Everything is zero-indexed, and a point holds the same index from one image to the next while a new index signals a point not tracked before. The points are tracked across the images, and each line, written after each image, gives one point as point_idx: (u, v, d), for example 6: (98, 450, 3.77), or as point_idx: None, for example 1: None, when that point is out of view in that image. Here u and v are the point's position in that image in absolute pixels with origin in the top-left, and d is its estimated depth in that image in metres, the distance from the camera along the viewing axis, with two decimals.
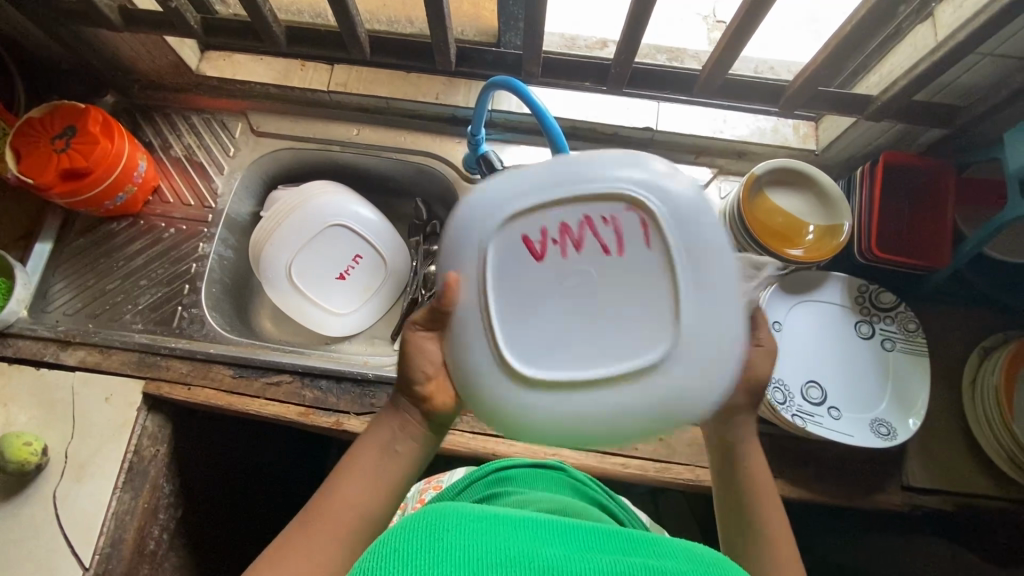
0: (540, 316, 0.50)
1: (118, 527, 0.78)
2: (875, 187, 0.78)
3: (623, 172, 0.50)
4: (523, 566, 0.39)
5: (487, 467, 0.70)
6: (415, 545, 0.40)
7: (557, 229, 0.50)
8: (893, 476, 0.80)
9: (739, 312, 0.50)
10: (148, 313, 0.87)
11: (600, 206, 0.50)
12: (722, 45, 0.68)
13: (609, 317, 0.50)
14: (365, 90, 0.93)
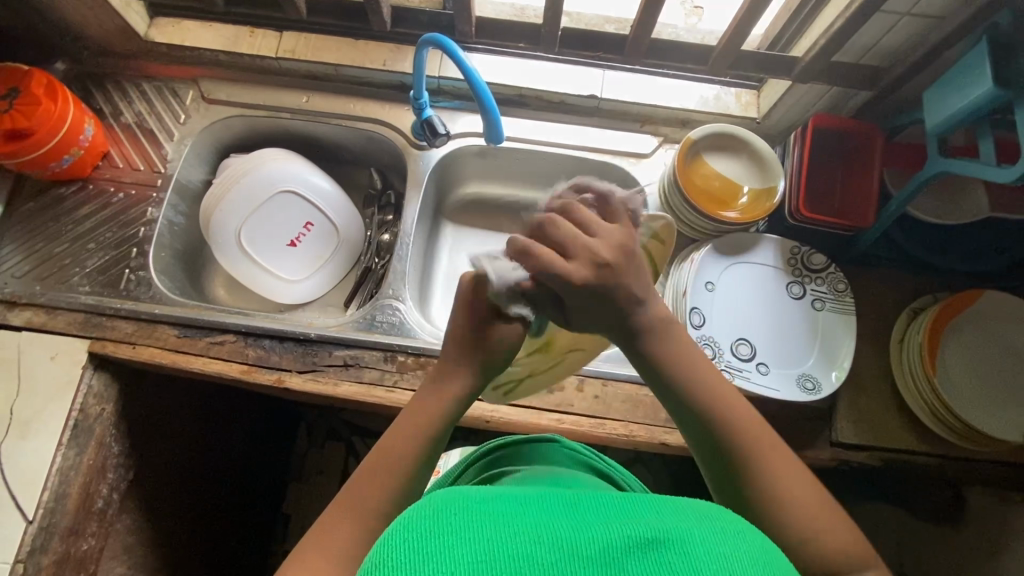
0: None
1: (62, 482, 0.79)
2: (805, 148, 0.79)
3: None
4: (536, 547, 0.35)
5: (483, 448, 0.73)
6: (418, 533, 0.35)
7: None
8: (822, 432, 0.82)
9: None
10: (95, 276, 0.88)
11: None
12: (643, 6, 0.69)
13: None
14: (313, 57, 0.94)
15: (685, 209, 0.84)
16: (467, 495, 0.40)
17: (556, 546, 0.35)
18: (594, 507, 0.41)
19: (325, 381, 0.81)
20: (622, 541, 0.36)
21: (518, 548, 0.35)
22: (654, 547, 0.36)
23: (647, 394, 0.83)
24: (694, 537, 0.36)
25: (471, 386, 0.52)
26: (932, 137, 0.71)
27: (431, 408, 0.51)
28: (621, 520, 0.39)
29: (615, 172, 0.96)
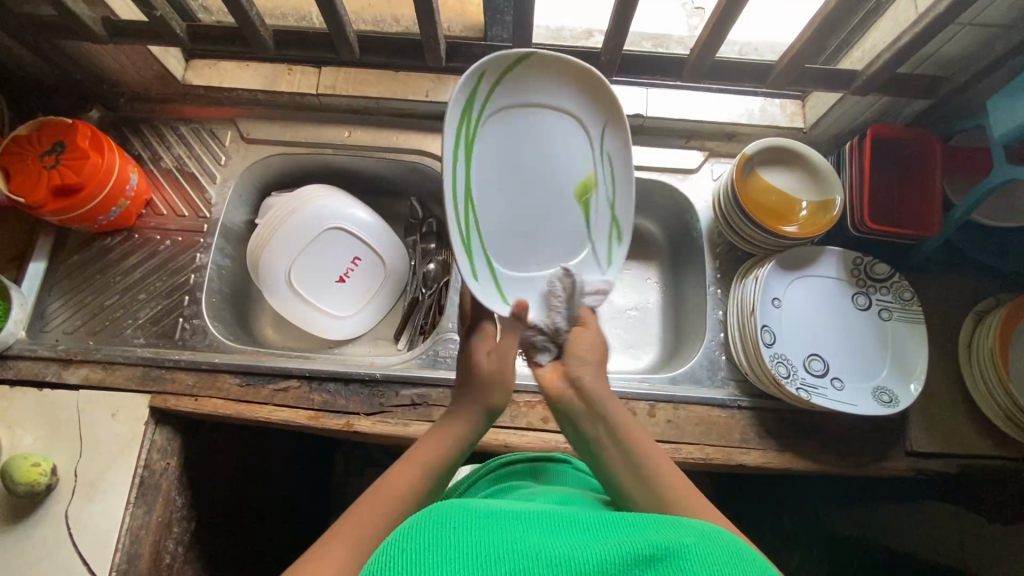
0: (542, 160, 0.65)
1: (133, 543, 0.78)
2: (864, 160, 0.79)
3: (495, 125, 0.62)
4: (532, 561, 0.38)
5: (493, 462, 0.71)
6: (428, 543, 0.39)
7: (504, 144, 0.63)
8: (896, 443, 0.82)
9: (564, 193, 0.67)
10: (149, 327, 0.87)
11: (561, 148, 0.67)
12: (709, 29, 0.69)
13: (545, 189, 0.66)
14: (354, 92, 0.93)
15: (744, 226, 0.83)
16: (460, 514, 0.43)
17: (548, 563, 0.38)
18: (582, 527, 0.43)
19: (394, 422, 0.80)
20: (615, 557, 0.38)
21: (518, 561, 0.38)
22: (653, 567, 0.37)
23: (719, 415, 0.82)
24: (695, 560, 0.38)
25: (489, 412, 0.62)
26: (994, 144, 0.71)
27: (456, 429, 0.60)
28: (612, 536, 0.41)
29: (663, 189, 0.96)
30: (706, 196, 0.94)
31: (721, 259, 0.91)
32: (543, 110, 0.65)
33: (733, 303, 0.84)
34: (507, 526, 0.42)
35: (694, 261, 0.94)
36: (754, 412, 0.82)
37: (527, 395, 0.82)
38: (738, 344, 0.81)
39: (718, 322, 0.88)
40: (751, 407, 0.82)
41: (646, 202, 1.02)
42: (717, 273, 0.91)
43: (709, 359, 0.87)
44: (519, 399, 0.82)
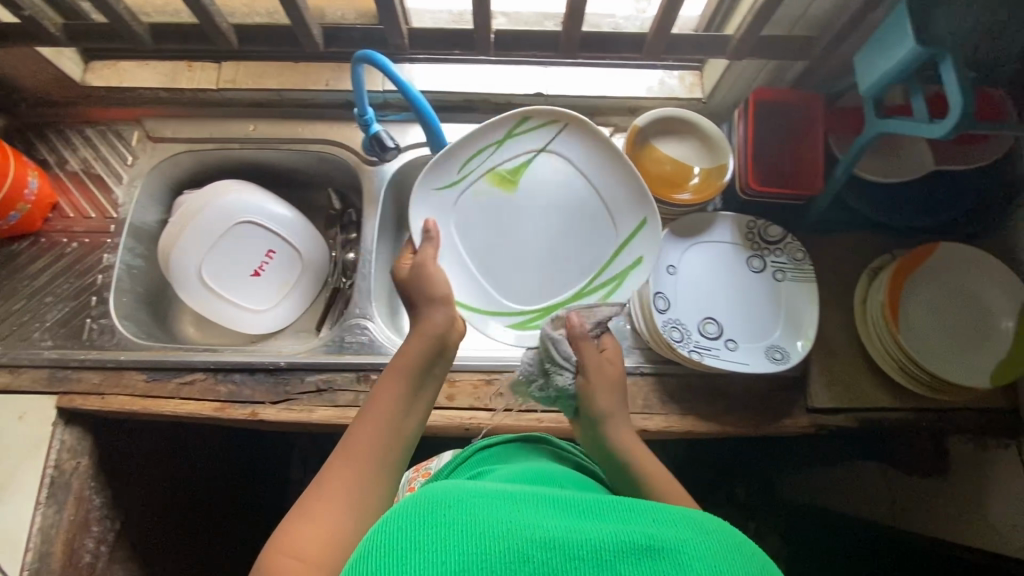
0: (524, 274, 0.77)
1: (44, 541, 0.78)
2: (749, 123, 0.80)
3: (538, 155, 0.76)
4: (528, 540, 0.40)
5: (472, 446, 0.75)
6: (426, 521, 0.42)
7: (508, 163, 0.76)
8: (796, 400, 0.83)
9: (534, 232, 0.77)
10: (56, 329, 0.87)
11: (558, 181, 0.76)
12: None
13: (512, 224, 0.77)
14: (254, 85, 0.93)
15: None
16: (468, 498, 0.45)
17: (542, 544, 0.40)
18: (579, 513, 0.45)
19: (299, 408, 0.81)
20: (613, 544, 0.40)
21: (513, 540, 0.40)
22: (646, 553, 0.40)
23: None
24: (688, 550, 0.41)
25: (445, 333, 0.65)
26: (868, 100, 0.72)
27: (411, 351, 0.63)
28: (603, 522, 0.44)
29: None
30: None
31: None
32: (548, 175, 0.76)
33: None
34: (508, 508, 0.44)
35: None
36: (658, 378, 0.84)
37: None
38: (638, 312, 0.83)
39: None
40: (653, 373, 0.84)
41: None
42: None
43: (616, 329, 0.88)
44: None
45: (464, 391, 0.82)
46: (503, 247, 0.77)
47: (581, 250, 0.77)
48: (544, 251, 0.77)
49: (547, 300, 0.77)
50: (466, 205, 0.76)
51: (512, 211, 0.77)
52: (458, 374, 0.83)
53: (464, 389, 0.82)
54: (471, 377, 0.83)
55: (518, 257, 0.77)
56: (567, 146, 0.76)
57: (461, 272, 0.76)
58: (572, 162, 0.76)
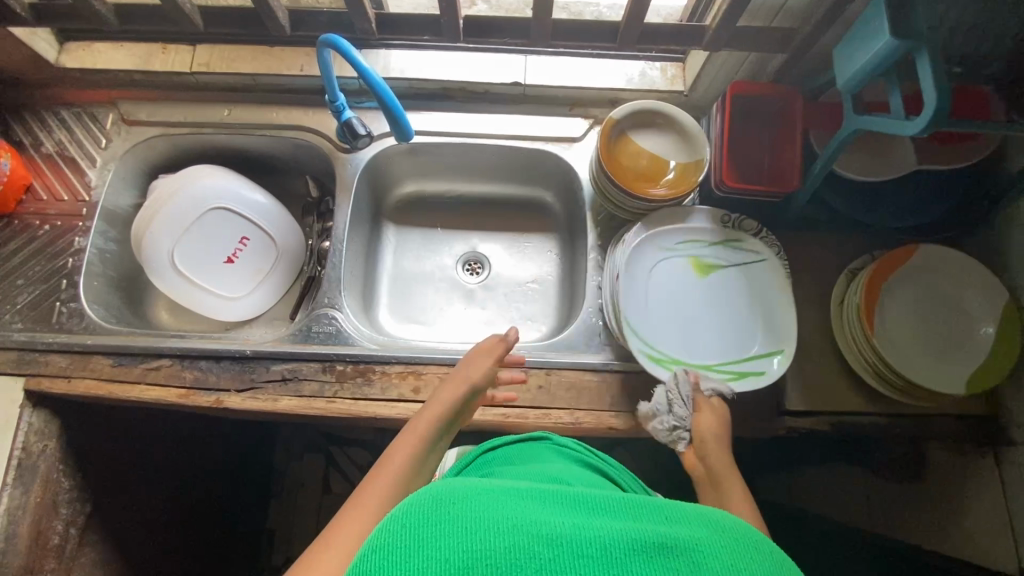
0: (704, 342, 0.79)
1: (10, 522, 0.79)
2: (725, 118, 0.78)
3: (722, 240, 0.82)
4: (536, 538, 0.38)
5: (476, 449, 0.75)
6: (427, 518, 0.39)
7: (696, 245, 0.82)
8: (767, 402, 0.82)
9: (732, 310, 0.81)
10: (27, 311, 0.87)
11: (722, 264, 0.82)
12: None
13: (696, 322, 0.80)
14: (228, 68, 0.92)
15: (614, 191, 0.83)
16: (470, 489, 0.42)
17: (551, 541, 0.38)
18: (590, 508, 0.43)
19: (264, 397, 0.80)
20: (622, 542, 0.38)
21: (517, 535, 0.38)
22: (657, 549, 0.38)
23: (591, 380, 0.82)
24: (700, 546, 0.39)
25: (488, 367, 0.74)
26: (847, 94, 0.69)
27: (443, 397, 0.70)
28: (614, 519, 0.42)
29: (549, 158, 0.96)
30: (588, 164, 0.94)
31: (603, 225, 0.91)
32: (683, 260, 0.82)
33: (608, 270, 0.84)
34: (515, 500, 0.42)
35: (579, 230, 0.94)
36: (627, 376, 0.83)
37: (399, 366, 0.82)
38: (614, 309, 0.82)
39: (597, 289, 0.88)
40: (623, 371, 0.83)
41: (539, 173, 1.03)
42: (598, 240, 0.90)
43: (588, 324, 0.87)
44: (391, 370, 0.82)
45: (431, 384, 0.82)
46: (693, 335, 0.80)
47: (701, 334, 0.80)
48: (682, 326, 0.80)
49: (705, 360, 0.78)
50: (666, 270, 0.82)
51: (706, 290, 0.82)
52: (425, 367, 0.82)
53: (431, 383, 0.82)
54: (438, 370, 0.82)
55: (699, 337, 0.80)
56: (704, 239, 0.82)
57: (665, 328, 0.79)
58: (734, 249, 0.82)
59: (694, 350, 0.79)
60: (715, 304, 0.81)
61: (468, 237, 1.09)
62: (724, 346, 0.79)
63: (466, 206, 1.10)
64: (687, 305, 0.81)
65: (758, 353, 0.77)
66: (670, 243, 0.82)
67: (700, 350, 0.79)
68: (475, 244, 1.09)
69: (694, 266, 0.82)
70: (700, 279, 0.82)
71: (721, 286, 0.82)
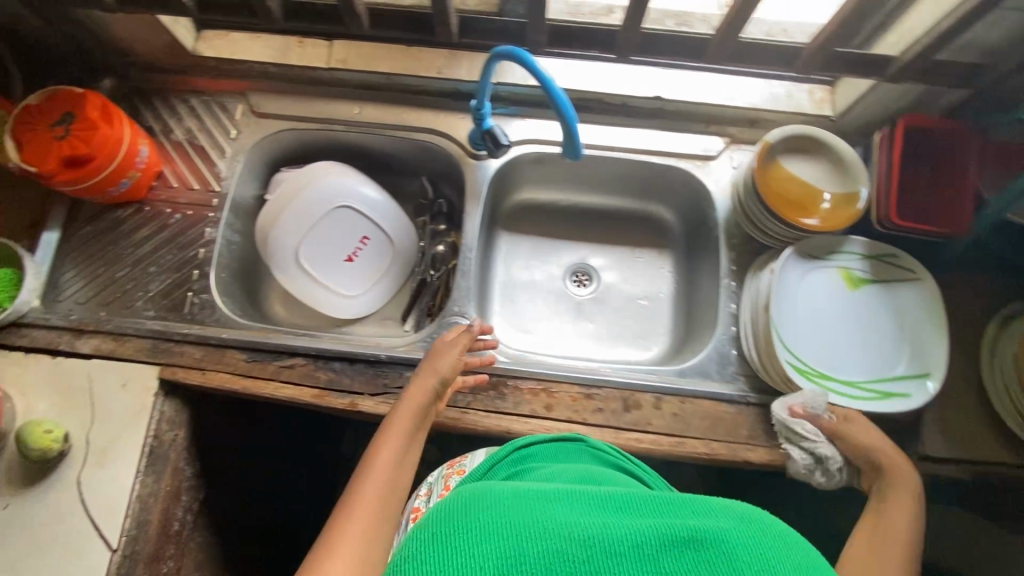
0: (847, 358, 0.77)
1: (142, 509, 0.80)
2: (894, 152, 0.76)
3: (878, 256, 0.79)
4: (566, 540, 0.42)
5: (508, 445, 0.71)
6: (452, 526, 0.44)
7: (848, 257, 0.80)
8: (906, 445, 0.80)
9: (878, 329, 0.78)
10: (159, 300, 0.87)
11: (873, 281, 0.79)
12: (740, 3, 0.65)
13: (841, 335, 0.78)
14: (365, 66, 0.91)
15: (763, 215, 0.80)
16: (498, 495, 0.48)
17: (583, 543, 0.42)
18: (619, 508, 0.47)
19: (397, 403, 0.80)
20: (650, 539, 0.42)
21: (547, 541, 0.42)
22: (688, 544, 0.42)
23: (726, 410, 0.81)
24: (732, 542, 0.42)
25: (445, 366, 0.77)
26: None
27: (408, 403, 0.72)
28: (626, 516, 0.45)
29: (681, 176, 0.93)
30: (723, 185, 0.91)
31: (737, 251, 0.89)
32: (835, 271, 0.80)
33: (749, 294, 0.82)
34: (539, 503, 0.47)
35: (709, 253, 0.92)
36: (763, 409, 0.81)
37: (531, 383, 0.81)
38: (751, 338, 0.80)
39: (730, 316, 0.86)
40: (759, 404, 0.81)
41: (662, 190, 1.00)
42: (732, 265, 0.88)
43: (719, 353, 0.84)
44: (523, 387, 0.81)
45: (563, 402, 0.81)
46: (838, 347, 0.78)
47: (847, 349, 0.78)
48: (826, 338, 0.78)
49: (850, 377, 0.76)
50: (818, 277, 0.79)
51: (854, 305, 0.79)
52: (557, 385, 0.82)
53: (563, 401, 0.81)
54: (571, 390, 0.81)
55: (842, 352, 0.77)
56: (858, 252, 0.80)
57: (808, 336, 0.77)
58: (889, 265, 0.79)
59: (836, 364, 0.77)
60: (864, 321, 0.78)
61: (579, 248, 1.07)
62: (868, 364, 0.77)
63: (578, 216, 1.08)
64: (833, 318, 0.78)
65: (907, 373, 0.75)
66: (821, 254, 0.79)
67: (843, 365, 0.77)
68: (586, 256, 1.07)
69: (844, 279, 0.79)
70: (849, 292, 0.79)
71: (869, 304, 0.79)
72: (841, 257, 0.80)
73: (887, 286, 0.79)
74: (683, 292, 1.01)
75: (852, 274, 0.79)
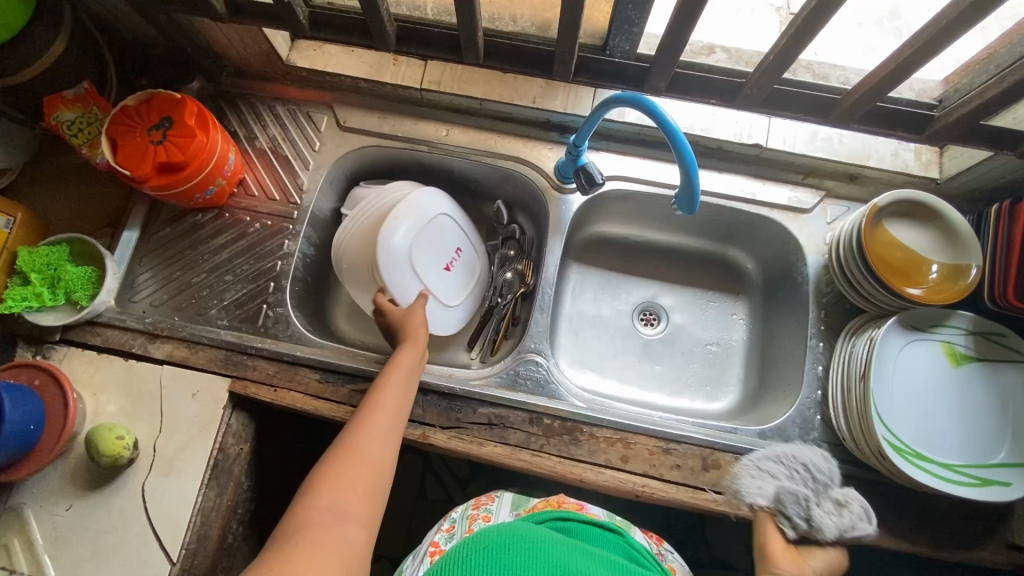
0: (944, 438, 0.74)
1: (204, 524, 0.78)
2: (1016, 229, 0.72)
3: (984, 333, 0.76)
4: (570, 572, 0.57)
5: (545, 513, 0.70)
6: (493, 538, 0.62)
7: (952, 332, 0.76)
8: (997, 533, 0.76)
9: (979, 410, 0.75)
10: (233, 309, 0.86)
11: (977, 359, 0.76)
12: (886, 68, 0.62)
13: (939, 414, 0.74)
14: (458, 90, 0.89)
15: (864, 280, 0.78)
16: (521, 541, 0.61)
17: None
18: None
19: (469, 439, 0.78)
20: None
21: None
22: None
23: None
24: None
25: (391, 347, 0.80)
26: None
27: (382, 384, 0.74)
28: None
29: (771, 227, 0.90)
30: (817, 240, 0.88)
31: (827, 310, 0.86)
32: (937, 345, 0.76)
33: (839, 361, 0.79)
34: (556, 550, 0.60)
35: (795, 309, 0.89)
36: (847, 480, 0.78)
37: (608, 431, 0.79)
38: (841, 407, 0.77)
39: (817, 378, 0.83)
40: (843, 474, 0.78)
41: (744, 236, 0.97)
42: (820, 325, 0.85)
43: (803, 417, 0.81)
44: (599, 434, 0.79)
45: (640, 455, 0.78)
46: (935, 426, 0.74)
47: (944, 427, 0.74)
48: (923, 414, 0.74)
49: (947, 459, 0.73)
50: (919, 350, 0.76)
51: (954, 382, 0.75)
52: (634, 435, 0.79)
53: (640, 453, 0.78)
54: (648, 442, 0.79)
55: (939, 431, 0.74)
56: (962, 328, 0.76)
57: (904, 412, 0.74)
58: (995, 344, 0.76)
59: (933, 443, 0.73)
60: (963, 400, 0.75)
61: (649, 286, 1.04)
62: (967, 447, 0.73)
63: (650, 253, 1.05)
64: (931, 394, 0.75)
65: (1008, 462, 0.72)
66: (925, 326, 0.76)
67: (940, 445, 0.73)
68: (656, 295, 1.04)
69: (946, 354, 0.76)
70: (950, 368, 0.76)
71: (969, 382, 0.75)
72: (944, 331, 0.76)
73: (991, 366, 0.75)
74: (756, 340, 0.98)
75: (954, 350, 0.76)
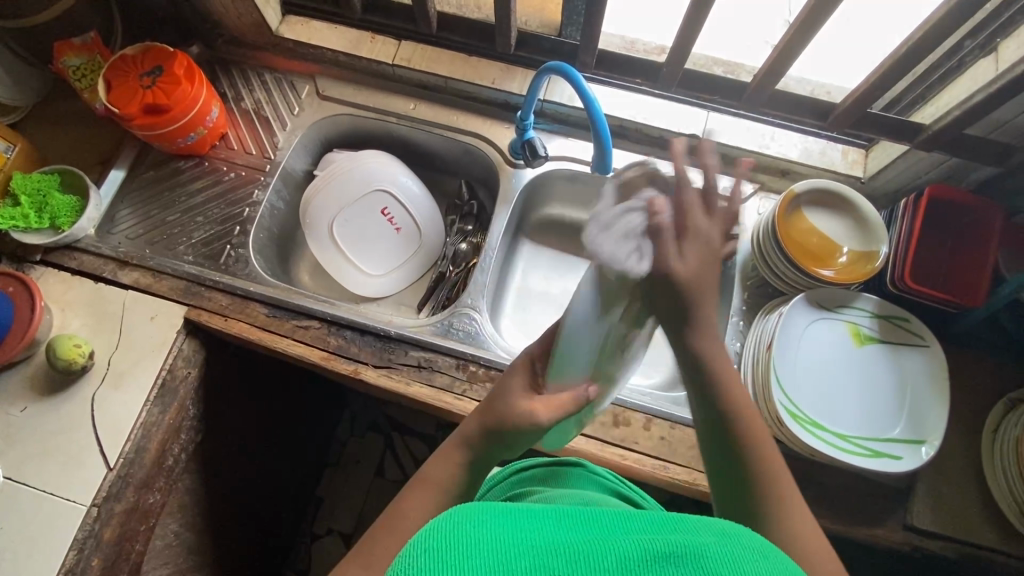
0: (842, 411, 0.77)
1: (144, 436, 0.84)
2: (916, 217, 0.77)
3: (889, 317, 0.80)
4: (551, 556, 0.38)
5: (507, 469, 0.75)
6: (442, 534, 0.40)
7: (858, 314, 0.81)
8: (895, 512, 0.78)
9: (878, 389, 0.78)
10: (199, 247, 0.94)
11: (881, 342, 0.80)
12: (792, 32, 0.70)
13: (841, 389, 0.78)
14: (425, 67, 0.98)
15: (777, 259, 0.82)
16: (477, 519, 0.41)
17: (567, 559, 0.38)
18: (603, 525, 0.42)
19: (396, 379, 0.84)
20: (637, 554, 0.38)
21: (534, 557, 0.38)
22: (670, 561, 0.38)
23: None
24: (709, 552, 0.39)
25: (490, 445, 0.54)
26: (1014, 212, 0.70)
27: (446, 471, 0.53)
28: (610, 534, 0.41)
29: None
30: (748, 228, 0.93)
31: (750, 291, 0.90)
32: (843, 325, 0.80)
33: (752, 337, 0.83)
34: (522, 521, 0.42)
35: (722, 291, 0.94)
36: None
37: None
38: (749, 378, 0.81)
39: (734, 354, 0.87)
40: None
41: None
42: (743, 305, 0.90)
43: None
44: None
45: None
46: (835, 399, 0.78)
47: (845, 401, 0.78)
48: (823, 387, 0.78)
49: (844, 430, 0.76)
50: (824, 328, 0.80)
51: (857, 361, 0.79)
52: None
53: None
54: None
55: (839, 404, 0.77)
56: (869, 311, 0.80)
57: (806, 382, 0.78)
58: (899, 329, 0.80)
59: (830, 414, 0.77)
60: (864, 378, 0.79)
61: None
62: (864, 422, 0.77)
63: None
64: (834, 371, 0.79)
65: (902, 438, 0.75)
66: (832, 306, 0.80)
67: (838, 416, 0.77)
68: None
69: (851, 334, 0.80)
70: (854, 347, 0.80)
71: (871, 362, 0.79)
72: (850, 312, 0.81)
73: (893, 348, 0.79)
74: None
75: (859, 330, 0.80)
